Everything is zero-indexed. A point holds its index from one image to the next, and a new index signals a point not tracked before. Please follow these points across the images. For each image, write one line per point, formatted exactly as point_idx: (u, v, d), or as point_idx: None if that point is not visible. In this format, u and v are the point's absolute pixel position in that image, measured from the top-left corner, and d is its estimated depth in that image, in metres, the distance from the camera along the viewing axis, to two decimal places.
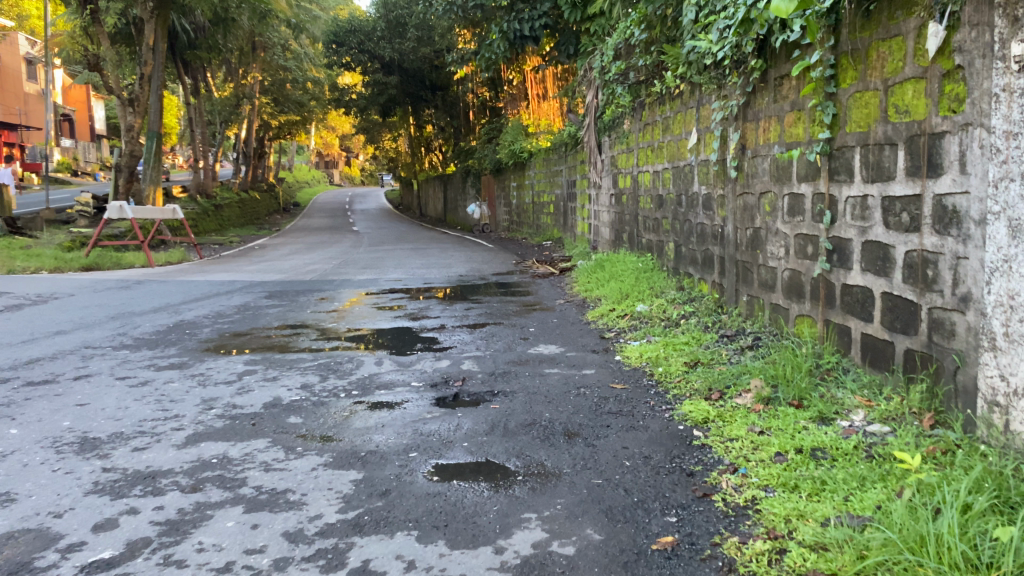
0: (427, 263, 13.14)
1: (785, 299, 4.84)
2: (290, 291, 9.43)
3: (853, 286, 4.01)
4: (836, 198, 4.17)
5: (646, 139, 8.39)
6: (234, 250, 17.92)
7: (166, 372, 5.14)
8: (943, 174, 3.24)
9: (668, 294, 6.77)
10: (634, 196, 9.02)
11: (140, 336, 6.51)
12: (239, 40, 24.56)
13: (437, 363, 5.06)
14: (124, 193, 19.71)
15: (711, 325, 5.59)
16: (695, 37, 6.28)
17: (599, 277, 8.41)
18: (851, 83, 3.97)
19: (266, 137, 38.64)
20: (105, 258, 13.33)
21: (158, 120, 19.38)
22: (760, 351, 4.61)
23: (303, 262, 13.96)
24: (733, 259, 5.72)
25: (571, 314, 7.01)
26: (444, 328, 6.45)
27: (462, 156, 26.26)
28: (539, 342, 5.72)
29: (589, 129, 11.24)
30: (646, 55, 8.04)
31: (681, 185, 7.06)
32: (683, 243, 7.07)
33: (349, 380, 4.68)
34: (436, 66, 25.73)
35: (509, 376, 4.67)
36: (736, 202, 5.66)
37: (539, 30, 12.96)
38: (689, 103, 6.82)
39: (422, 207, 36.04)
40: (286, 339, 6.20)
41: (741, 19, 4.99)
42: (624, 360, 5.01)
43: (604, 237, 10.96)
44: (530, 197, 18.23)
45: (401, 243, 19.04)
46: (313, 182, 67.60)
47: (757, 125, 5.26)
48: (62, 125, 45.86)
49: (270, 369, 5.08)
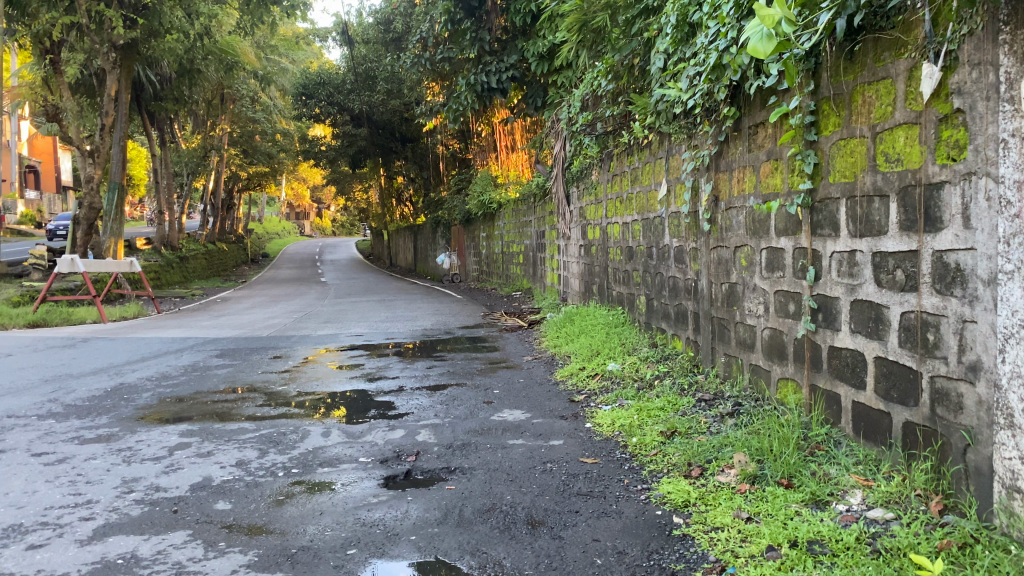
0: (392, 316, 12.68)
1: (766, 360, 4.48)
2: (244, 349, 8.91)
3: (841, 348, 3.67)
4: (819, 253, 3.85)
5: (615, 190, 8.11)
6: (193, 304, 17.36)
7: (90, 446, 4.63)
8: (942, 229, 2.92)
9: (641, 352, 6.38)
10: (603, 249, 8.69)
11: (71, 403, 5.97)
12: (205, 92, 24.21)
13: (389, 434, 4.60)
14: (81, 246, 18.49)
15: (687, 387, 5.19)
16: (663, 85, 6.05)
17: (569, 331, 8.03)
18: (834, 130, 3.68)
19: (234, 188, 38.17)
20: (54, 314, 12.69)
21: (119, 172, 18.92)
22: (742, 418, 4.22)
23: (262, 317, 13.44)
24: (708, 316, 5.38)
25: (539, 374, 6.59)
26: (402, 391, 6.01)
27: (432, 207, 26.05)
28: (504, 407, 5.29)
29: (556, 179, 10.99)
30: (613, 106, 7.79)
31: (652, 237, 6.76)
32: (655, 296, 6.73)
33: (290, 457, 4.22)
34: (405, 118, 25.62)
35: (468, 448, 4.24)
36: (709, 257, 5.34)
37: (506, 82, 12.73)
38: (659, 152, 6.55)
39: (393, 258, 35.72)
40: (229, 406, 5.71)
41: (713, 65, 4.74)
42: (594, 428, 4.59)
43: (574, 289, 10.60)
44: (500, 248, 17.94)
45: (367, 294, 18.63)
46: (283, 232, 67.05)
47: (731, 175, 4.97)
48: (26, 176, 45.17)
49: (205, 442, 4.60)
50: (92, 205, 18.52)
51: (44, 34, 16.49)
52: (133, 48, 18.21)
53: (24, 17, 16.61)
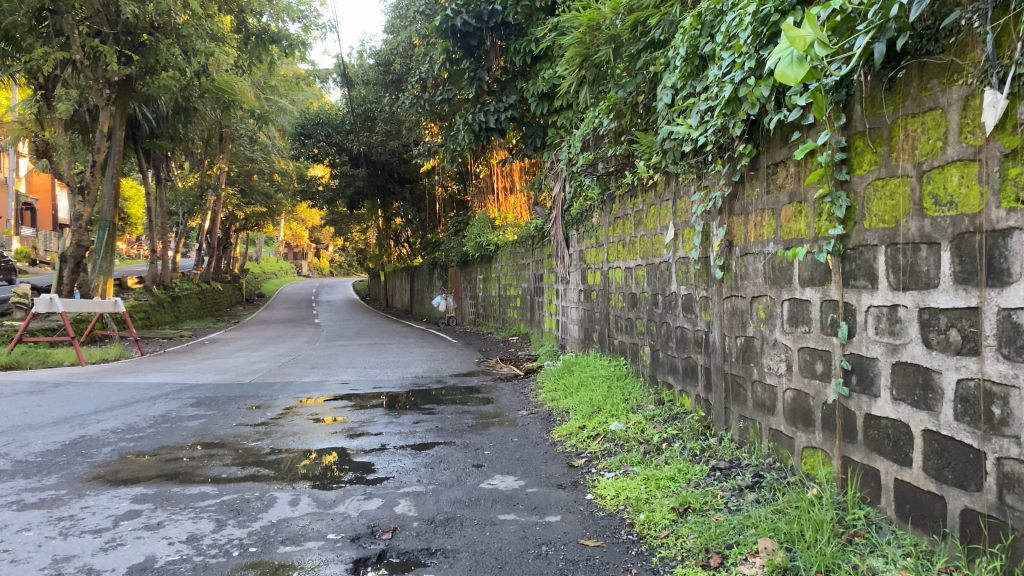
0: (382, 362, 12.19)
1: (788, 426, 4.00)
2: (222, 398, 8.39)
3: (881, 417, 3.20)
4: (853, 307, 3.39)
5: (617, 233, 7.69)
6: (179, 346, 16.80)
7: (27, 513, 4.12)
8: (1011, 283, 2.47)
9: (646, 409, 5.87)
10: (604, 294, 8.25)
11: (21, 459, 5.46)
12: (202, 130, 23.91)
13: (364, 505, 4.10)
14: (68, 284, 17.89)
15: (699, 454, 4.67)
16: (671, 123, 5.64)
17: (567, 384, 7.54)
18: (869, 169, 3.27)
19: (231, 228, 37.91)
20: (29, 357, 12.14)
21: (110, 210, 18.51)
22: (765, 493, 3.73)
23: (247, 361, 12.90)
24: (721, 372, 4.90)
25: (535, 432, 6.09)
26: (385, 450, 5.50)
27: (429, 249, 25.59)
28: (494, 472, 4.79)
29: (556, 222, 10.58)
30: (616, 145, 7.36)
31: (658, 284, 6.30)
32: (661, 348, 6.25)
33: (250, 530, 3.72)
34: (404, 159, 25.43)
35: (452, 524, 3.74)
36: (722, 307, 4.89)
37: (506, 122, 12.30)
38: (665, 194, 6.13)
39: (389, 299, 35.41)
40: (194, 465, 5.20)
41: (728, 98, 4.34)
42: (596, 500, 4.09)
43: (573, 336, 10.12)
44: (497, 291, 17.52)
45: (359, 338, 18.07)
46: (280, 273, 66.71)
47: (747, 219, 4.53)
48: (23, 214, 44.92)
49: (158, 511, 4.09)
50: (80, 243, 17.95)
51: (35, 69, 16.15)
52: (128, 85, 17.98)
53: (16, 53, 16.37)
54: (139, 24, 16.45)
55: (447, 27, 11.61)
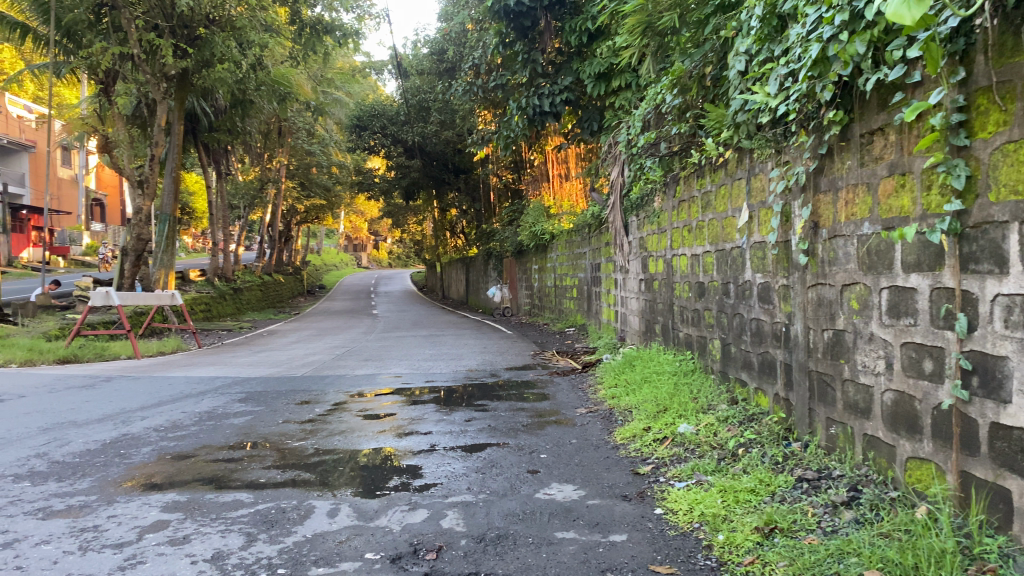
0: (435, 354, 11.85)
1: (888, 433, 3.47)
2: (271, 392, 8.14)
3: (1012, 428, 2.66)
4: (973, 296, 2.86)
5: (681, 218, 7.17)
6: (238, 338, 16.77)
7: (50, 523, 3.83)
8: None
9: (718, 409, 5.37)
10: (667, 283, 7.76)
11: (58, 459, 5.23)
12: (258, 123, 23.89)
13: (408, 517, 3.72)
14: (130, 277, 18.03)
15: (782, 461, 4.18)
16: (743, 93, 5.12)
17: (629, 378, 7.09)
18: (996, 131, 2.74)
19: (291, 221, 38.22)
20: (87, 350, 12.12)
21: (169, 202, 18.58)
22: (864, 512, 3.23)
23: (301, 354, 12.70)
24: (804, 369, 4.38)
25: (596, 433, 5.63)
26: (434, 452, 5.13)
27: (484, 239, 25.27)
28: (552, 479, 4.37)
29: (614, 208, 10.09)
30: (679, 123, 6.83)
31: (729, 272, 5.79)
32: (732, 341, 5.74)
33: (282, 546, 3.37)
34: (459, 149, 25.09)
35: (504, 543, 3.33)
36: (806, 297, 4.36)
37: (561, 105, 11.81)
38: (737, 172, 5.60)
39: (446, 289, 35.31)
40: (234, 467, 4.90)
41: (814, 59, 3.81)
42: (666, 515, 3.65)
43: (633, 328, 9.64)
44: (552, 281, 17.09)
45: (415, 329, 17.83)
46: (340, 265, 67.32)
47: (836, 196, 4.00)
48: (92, 209, 46.15)
49: (187, 522, 3.77)
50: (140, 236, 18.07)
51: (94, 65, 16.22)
52: (186, 78, 17.96)
53: (77, 50, 16.52)
54: (194, 17, 16.36)
55: (500, 8, 11.13)
